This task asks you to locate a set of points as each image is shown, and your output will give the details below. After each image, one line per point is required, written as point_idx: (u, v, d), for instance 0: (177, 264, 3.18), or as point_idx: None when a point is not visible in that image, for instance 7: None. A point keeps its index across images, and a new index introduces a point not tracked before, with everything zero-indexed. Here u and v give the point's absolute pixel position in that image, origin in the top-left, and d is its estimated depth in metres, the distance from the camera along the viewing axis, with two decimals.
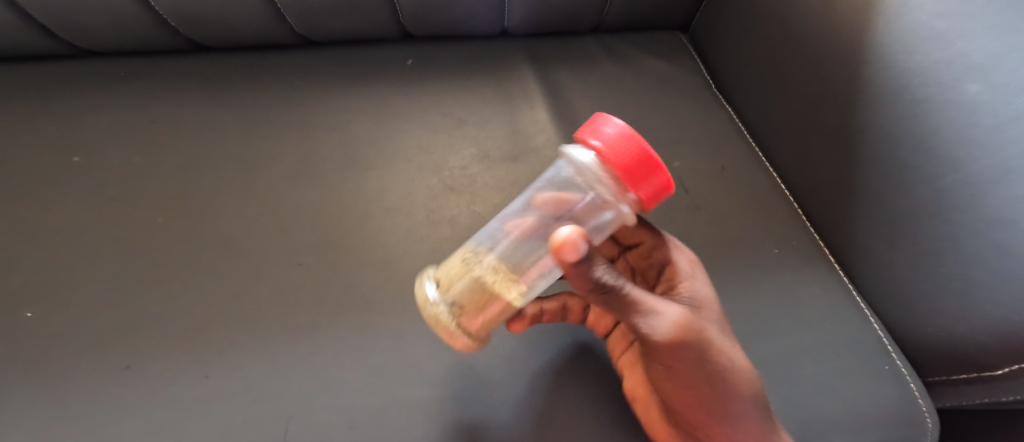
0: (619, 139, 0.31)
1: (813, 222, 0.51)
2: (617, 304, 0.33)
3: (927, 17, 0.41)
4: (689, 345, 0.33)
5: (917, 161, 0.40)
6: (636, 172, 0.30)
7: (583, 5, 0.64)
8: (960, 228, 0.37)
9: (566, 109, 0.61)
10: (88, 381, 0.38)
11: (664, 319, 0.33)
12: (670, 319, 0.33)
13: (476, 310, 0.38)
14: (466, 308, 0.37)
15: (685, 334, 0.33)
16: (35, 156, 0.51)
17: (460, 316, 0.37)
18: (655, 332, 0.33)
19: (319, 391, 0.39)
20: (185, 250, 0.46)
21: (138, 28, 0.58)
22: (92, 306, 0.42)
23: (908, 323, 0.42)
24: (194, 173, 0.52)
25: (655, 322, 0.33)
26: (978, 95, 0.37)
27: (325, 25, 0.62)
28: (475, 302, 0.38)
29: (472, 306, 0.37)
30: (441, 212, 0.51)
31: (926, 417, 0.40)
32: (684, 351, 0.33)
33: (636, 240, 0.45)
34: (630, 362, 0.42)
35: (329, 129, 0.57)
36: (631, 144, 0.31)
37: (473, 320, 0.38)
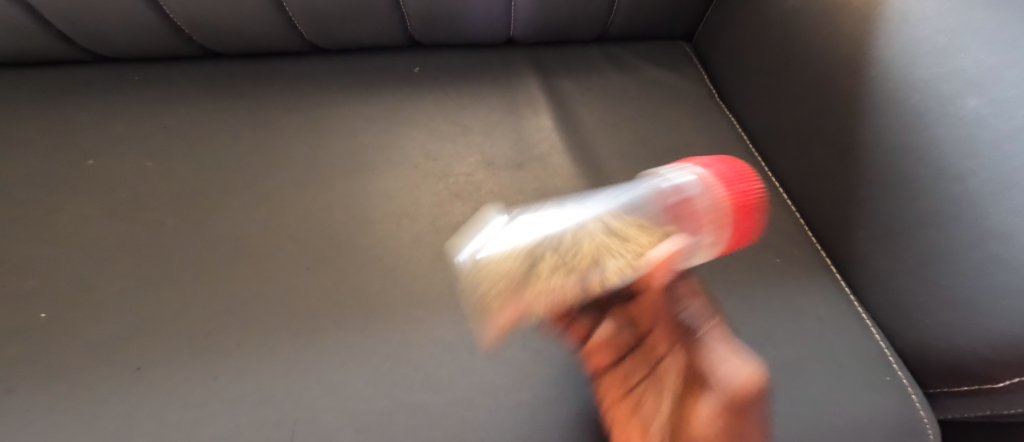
0: (726, 178, 0.37)
1: (815, 233, 0.52)
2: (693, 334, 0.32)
3: (927, 33, 0.41)
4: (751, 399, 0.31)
5: (919, 174, 0.41)
6: (742, 206, 0.35)
7: (588, 14, 0.65)
8: (959, 240, 0.38)
9: (570, 118, 0.61)
10: (98, 381, 0.39)
11: (737, 365, 0.31)
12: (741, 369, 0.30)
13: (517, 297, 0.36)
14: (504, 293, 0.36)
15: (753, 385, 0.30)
16: (49, 160, 0.52)
17: (506, 308, 0.37)
18: (724, 370, 0.31)
19: (324, 395, 0.40)
20: (194, 254, 0.47)
21: (151, 35, 0.59)
22: (103, 308, 0.43)
23: (910, 334, 0.43)
24: (204, 177, 0.53)
25: (730, 364, 0.31)
26: (977, 110, 0.37)
27: (335, 33, 0.63)
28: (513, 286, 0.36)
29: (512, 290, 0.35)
30: (446, 218, 0.51)
31: (927, 429, 0.41)
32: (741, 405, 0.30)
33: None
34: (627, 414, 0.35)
35: (337, 136, 0.58)
36: (750, 180, 0.38)
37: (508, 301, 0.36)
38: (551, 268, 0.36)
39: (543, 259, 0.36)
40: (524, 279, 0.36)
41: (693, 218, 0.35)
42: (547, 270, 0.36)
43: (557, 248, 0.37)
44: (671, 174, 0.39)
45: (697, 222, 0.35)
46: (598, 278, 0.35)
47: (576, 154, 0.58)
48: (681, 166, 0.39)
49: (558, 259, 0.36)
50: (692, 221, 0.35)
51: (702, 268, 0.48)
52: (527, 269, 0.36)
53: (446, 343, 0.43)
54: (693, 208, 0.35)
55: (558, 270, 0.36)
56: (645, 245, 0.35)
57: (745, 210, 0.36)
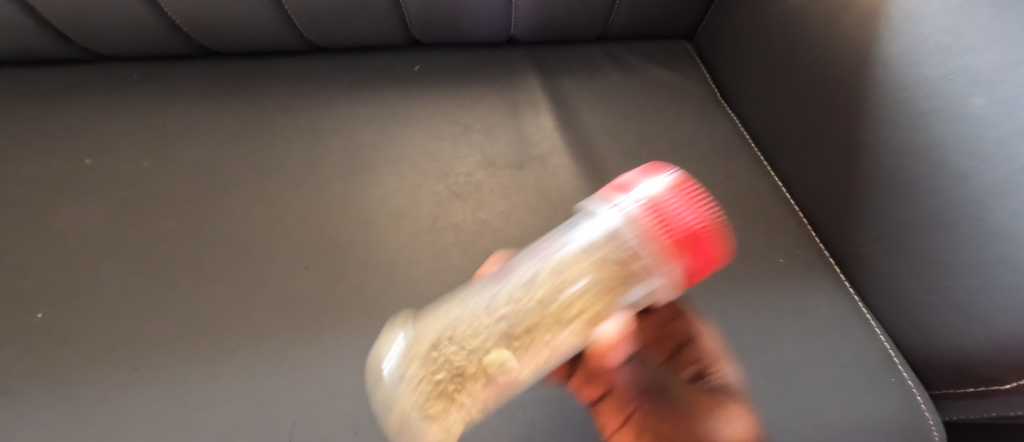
0: (668, 200, 0.26)
1: (818, 233, 0.51)
2: (662, 402, 0.27)
3: (932, 31, 0.41)
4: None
5: (924, 174, 0.40)
6: (684, 237, 0.25)
7: (589, 13, 0.65)
8: (966, 241, 0.37)
9: (571, 117, 0.61)
10: (94, 383, 0.39)
11: (721, 424, 0.27)
12: (724, 428, 0.27)
13: (459, 403, 0.26)
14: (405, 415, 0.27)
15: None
16: (47, 159, 0.52)
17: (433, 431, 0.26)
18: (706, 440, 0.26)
19: (322, 396, 0.39)
20: (192, 254, 0.47)
21: (150, 34, 0.59)
22: (100, 308, 0.43)
23: (915, 335, 0.42)
24: (203, 177, 0.52)
25: (715, 420, 0.27)
26: (983, 109, 0.36)
27: (334, 32, 0.63)
28: (445, 420, 0.26)
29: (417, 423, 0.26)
30: (446, 218, 0.51)
31: (932, 429, 0.40)
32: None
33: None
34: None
35: (336, 135, 0.57)
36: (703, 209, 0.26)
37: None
38: (484, 360, 0.25)
39: (476, 373, 0.25)
40: (442, 392, 0.26)
41: (644, 265, 0.24)
42: (492, 363, 0.25)
43: (485, 333, 0.26)
44: (599, 209, 0.27)
45: (651, 261, 0.24)
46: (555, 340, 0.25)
47: (578, 154, 0.57)
48: (626, 188, 0.27)
49: (498, 331, 0.25)
50: (644, 267, 0.24)
51: None
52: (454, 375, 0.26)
53: None
54: (622, 258, 0.25)
55: (507, 352, 0.25)
56: (575, 284, 0.25)
57: (686, 246, 0.24)
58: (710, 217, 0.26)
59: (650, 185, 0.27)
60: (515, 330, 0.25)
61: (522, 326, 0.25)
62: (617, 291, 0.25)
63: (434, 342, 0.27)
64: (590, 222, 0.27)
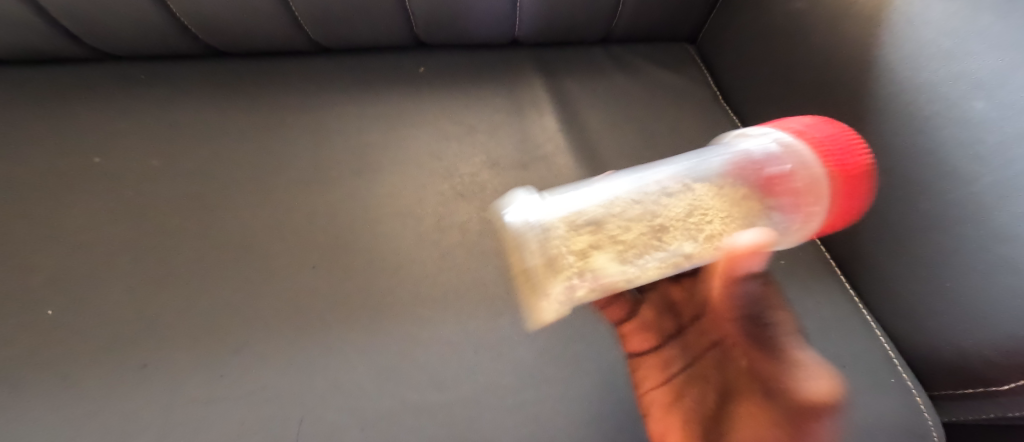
0: (805, 140, 0.31)
1: (819, 234, 0.52)
2: (771, 342, 0.31)
3: (932, 35, 0.41)
4: (824, 421, 0.29)
5: (924, 176, 0.41)
6: (841, 170, 0.29)
7: (593, 15, 0.65)
8: (965, 243, 0.38)
9: (575, 118, 0.61)
10: (104, 379, 0.39)
11: (820, 380, 0.29)
12: (821, 373, 0.30)
13: (588, 260, 0.28)
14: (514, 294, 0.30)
15: (832, 405, 0.29)
16: (55, 157, 0.52)
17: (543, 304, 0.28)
18: (806, 384, 0.29)
19: (329, 393, 0.40)
20: (200, 251, 0.47)
21: (158, 34, 0.60)
22: (108, 305, 0.43)
23: (914, 336, 0.43)
24: (211, 176, 0.53)
25: (807, 377, 0.29)
26: (982, 113, 0.37)
27: (340, 33, 0.63)
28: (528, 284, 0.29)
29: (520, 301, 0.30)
30: (452, 218, 0.51)
31: (932, 430, 0.41)
32: (806, 425, 0.29)
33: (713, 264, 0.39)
34: (661, 401, 0.38)
35: (342, 135, 0.58)
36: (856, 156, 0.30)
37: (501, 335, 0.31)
38: (621, 238, 0.29)
39: (574, 258, 0.28)
40: (559, 263, 0.28)
41: (789, 200, 0.30)
42: (625, 240, 0.29)
43: (643, 216, 0.30)
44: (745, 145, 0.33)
45: (796, 197, 0.30)
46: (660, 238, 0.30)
47: (582, 155, 0.58)
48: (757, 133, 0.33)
49: (610, 214, 0.31)
50: (785, 201, 0.30)
51: None
52: (576, 242, 0.29)
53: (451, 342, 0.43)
54: (769, 180, 0.30)
55: (613, 253, 0.29)
56: (707, 191, 0.31)
57: (846, 181, 0.29)
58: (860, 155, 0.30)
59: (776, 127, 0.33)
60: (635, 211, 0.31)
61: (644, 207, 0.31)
62: (749, 206, 0.30)
63: (586, 209, 0.31)
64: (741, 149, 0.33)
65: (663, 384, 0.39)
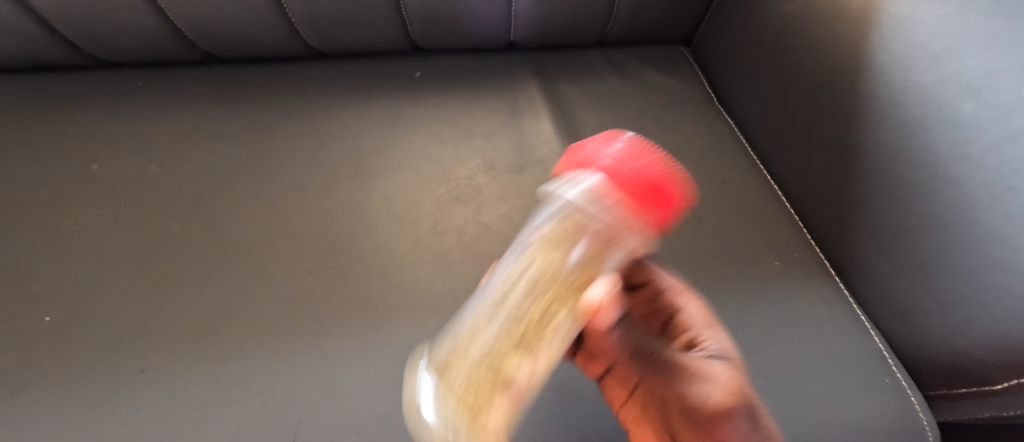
0: (627, 153, 0.29)
1: (814, 235, 0.52)
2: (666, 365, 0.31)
3: (923, 37, 0.41)
4: (736, 422, 0.29)
5: (916, 177, 0.41)
6: (642, 186, 0.28)
7: (588, 19, 0.66)
8: (957, 243, 0.38)
9: (570, 122, 0.62)
10: (101, 384, 0.39)
11: (714, 387, 0.30)
12: (721, 380, 0.31)
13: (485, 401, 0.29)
14: (519, 335, 0.29)
15: (731, 407, 0.30)
16: (54, 164, 0.53)
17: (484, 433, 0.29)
18: (704, 397, 0.30)
19: (326, 397, 0.40)
20: (198, 256, 0.48)
21: (156, 41, 0.60)
22: (107, 311, 0.43)
23: (908, 336, 0.43)
24: (208, 182, 0.53)
25: (705, 387, 0.30)
26: (973, 114, 0.37)
27: (337, 39, 0.64)
28: (544, 319, 0.29)
29: (531, 339, 0.29)
30: (447, 222, 0.52)
31: (927, 429, 0.41)
32: (718, 434, 0.29)
33: (647, 277, 0.35)
34: (634, 415, 0.35)
35: (338, 140, 0.58)
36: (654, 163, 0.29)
37: (505, 393, 0.29)
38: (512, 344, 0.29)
39: (576, 284, 0.29)
40: (524, 345, 0.29)
41: (619, 230, 0.28)
42: (512, 347, 0.29)
43: (496, 318, 0.29)
44: (559, 189, 0.30)
45: (623, 226, 0.28)
46: (605, 264, 0.29)
47: None
48: (583, 164, 0.30)
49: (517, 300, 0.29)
50: (620, 233, 0.28)
51: (703, 271, 0.48)
52: (478, 384, 0.29)
53: None
54: (599, 229, 0.28)
55: (523, 352, 0.29)
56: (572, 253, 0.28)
57: (638, 194, 0.28)
58: (665, 165, 0.30)
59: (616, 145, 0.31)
60: (576, 241, 0.28)
61: (591, 241, 0.28)
62: (600, 256, 0.28)
63: (532, 245, 0.29)
64: (561, 194, 0.30)
65: None
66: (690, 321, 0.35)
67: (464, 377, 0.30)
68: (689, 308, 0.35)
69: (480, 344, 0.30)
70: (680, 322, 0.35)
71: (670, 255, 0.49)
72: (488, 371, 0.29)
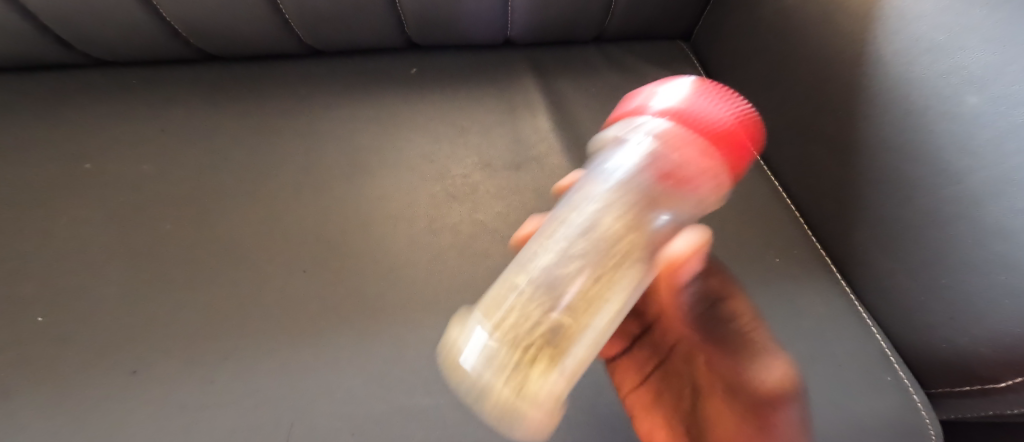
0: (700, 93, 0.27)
1: (815, 232, 0.52)
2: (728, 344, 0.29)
3: (926, 29, 0.41)
4: (788, 412, 0.27)
5: (919, 172, 0.40)
6: (715, 139, 0.25)
7: (586, 14, 0.65)
8: (960, 240, 0.37)
9: (568, 118, 0.61)
10: (94, 385, 0.39)
11: (771, 373, 0.27)
12: (776, 365, 0.27)
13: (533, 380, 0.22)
14: (554, 321, 0.22)
15: (786, 394, 0.27)
16: (47, 163, 0.52)
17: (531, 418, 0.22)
18: (759, 379, 0.27)
19: (320, 398, 0.40)
20: (192, 256, 0.47)
21: (150, 39, 0.60)
22: (99, 311, 0.43)
23: (910, 334, 0.42)
24: (203, 180, 0.53)
25: (762, 372, 0.27)
26: (976, 108, 0.36)
27: (332, 36, 0.63)
28: (592, 301, 0.23)
29: (576, 324, 0.23)
30: (444, 219, 0.51)
31: (929, 429, 0.40)
32: (769, 420, 0.27)
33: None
34: (646, 403, 0.38)
35: (333, 137, 0.57)
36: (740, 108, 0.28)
37: (558, 366, 0.22)
38: (558, 327, 0.22)
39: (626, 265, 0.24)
40: (560, 336, 0.22)
41: (673, 193, 0.25)
42: (553, 336, 0.22)
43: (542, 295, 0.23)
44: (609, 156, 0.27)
45: (695, 173, 0.25)
46: (653, 233, 0.25)
47: (576, 155, 0.57)
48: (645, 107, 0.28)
49: (553, 287, 0.23)
50: (667, 197, 0.25)
51: None
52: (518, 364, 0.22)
53: None
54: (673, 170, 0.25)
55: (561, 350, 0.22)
56: (620, 218, 0.25)
57: (723, 145, 0.25)
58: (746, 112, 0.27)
59: (673, 94, 0.27)
60: (647, 209, 0.25)
61: (633, 218, 0.25)
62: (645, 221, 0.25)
63: (589, 226, 0.24)
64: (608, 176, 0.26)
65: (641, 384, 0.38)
66: (743, 308, 0.30)
67: (497, 367, 0.22)
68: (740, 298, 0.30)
69: (505, 306, 0.23)
70: (730, 308, 0.30)
71: None
72: (521, 353, 0.22)
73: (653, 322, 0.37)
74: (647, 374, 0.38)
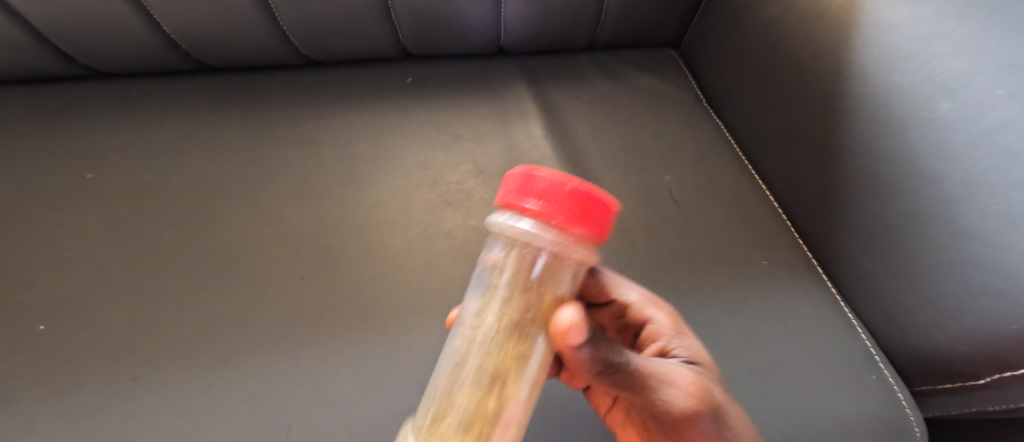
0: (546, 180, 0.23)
1: (800, 234, 0.53)
2: None
3: (901, 39, 0.42)
4: (702, 421, 0.30)
5: (897, 176, 0.41)
6: (576, 201, 0.22)
7: (577, 23, 0.66)
8: (937, 241, 0.38)
9: (559, 125, 0.62)
10: (95, 391, 0.40)
11: (676, 390, 0.30)
12: (684, 390, 0.30)
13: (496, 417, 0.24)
14: (499, 363, 0.24)
15: (697, 412, 0.30)
16: (48, 174, 0.53)
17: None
18: (669, 405, 0.30)
19: (318, 402, 0.41)
20: (191, 263, 0.48)
21: (149, 52, 0.61)
22: (101, 320, 0.44)
23: (893, 333, 0.43)
24: (202, 189, 0.54)
25: (668, 390, 0.30)
26: (948, 114, 0.38)
27: (329, 47, 0.64)
28: (530, 325, 0.25)
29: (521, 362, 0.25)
30: (438, 226, 0.52)
31: (914, 427, 0.41)
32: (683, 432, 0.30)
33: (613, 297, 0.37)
34: (619, 418, 0.38)
35: (330, 145, 0.59)
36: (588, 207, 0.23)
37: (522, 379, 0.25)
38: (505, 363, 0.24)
39: (532, 305, 0.25)
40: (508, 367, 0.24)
41: (558, 250, 0.23)
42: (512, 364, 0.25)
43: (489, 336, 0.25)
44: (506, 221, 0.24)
45: (564, 247, 0.23)
46: (557, 290, 0.26)
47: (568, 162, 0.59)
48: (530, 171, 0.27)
49: (490, 336, 0.25)
50: (562, 251, 0.23)
51: (691, 272, 0.49)
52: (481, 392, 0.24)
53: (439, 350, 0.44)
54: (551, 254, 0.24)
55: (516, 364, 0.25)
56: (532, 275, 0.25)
57: (577, 214, 0.22)
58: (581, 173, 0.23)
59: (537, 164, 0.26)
60: (542, 267, 0.25)
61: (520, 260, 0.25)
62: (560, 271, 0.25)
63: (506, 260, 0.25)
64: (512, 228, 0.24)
65: (612, 404, 0.38)
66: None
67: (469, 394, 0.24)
68: (657, 321, 0.33)
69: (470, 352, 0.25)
70: None
71: (657, 256, 0.50)
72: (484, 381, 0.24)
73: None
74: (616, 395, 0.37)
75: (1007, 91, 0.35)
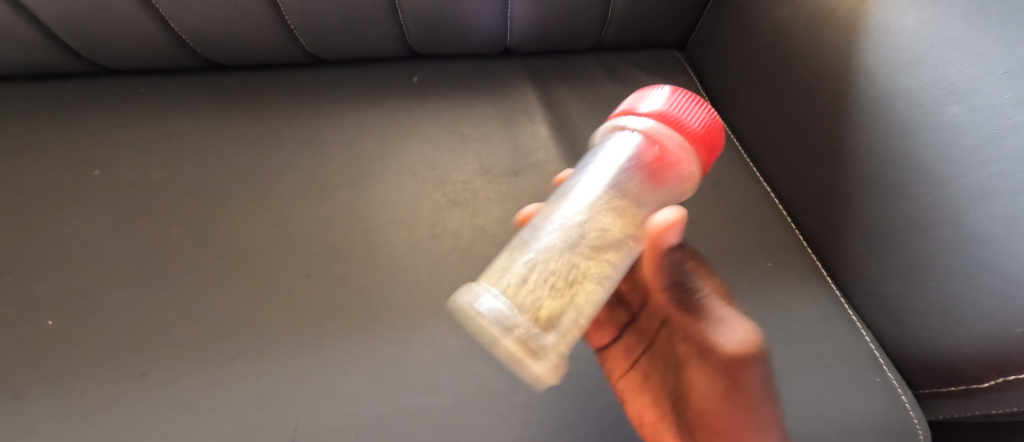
0: (679, 104, 0.31)
1: (805, 237, 0.53)
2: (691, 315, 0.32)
3: (909, 41, 0.42)
4: (754, 369, 0.29)
5: (903, 178, 0.42)
6: (693, 136, 0.29)
7: (583, 24, 0.66)
8: (943, 244, 0.39)
9: (566, 125, 0.63)
10: (104, 386, 0.40)
11: (734, 335, 0.29)
12: (737, 334, 0.29)
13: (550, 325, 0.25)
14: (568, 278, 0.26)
15: (751, 356, 0.29)
16: (57, 170, 0.53)
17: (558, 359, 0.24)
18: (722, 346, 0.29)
19: (325, 399, 0.41)
20: (199, 260, 0.48)
21: (157, 49, 0.61)
22: (109, 315, 0.44)
23: (897, 335, 0.44)
24: (210, 186, 0.54)
25: (727, 332, 0.30)
26: (956, 118, 0.38)
27: (336, 46, 0.65)
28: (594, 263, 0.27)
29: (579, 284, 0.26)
30: (445, 225, 0.52)
31: (917, 428, 0.41)
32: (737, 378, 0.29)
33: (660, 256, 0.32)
34: (635, 384, 0.41)
35: (337, 143, 0.59)
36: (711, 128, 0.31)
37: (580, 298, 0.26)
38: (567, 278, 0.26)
39: (623, 235, 0.28)
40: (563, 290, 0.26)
41: (645, 179, 0.30)
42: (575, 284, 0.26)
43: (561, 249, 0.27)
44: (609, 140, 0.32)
45: (662, 165, 0.29)
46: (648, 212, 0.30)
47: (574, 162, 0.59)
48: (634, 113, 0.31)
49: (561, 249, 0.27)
50: (644, 182, 0.30)
51: None
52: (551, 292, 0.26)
53: (445, 348, 0.44)
54: (648, 172, 0.29)
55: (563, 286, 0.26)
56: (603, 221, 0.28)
57: (700, 141, 0.29)
58: (712, 119, 0.31)
59: (652, 102, 0.31)
60: (626, 201, 0.29)
61: (629, 196, 0.29)
62: (636, 220, 0.29)
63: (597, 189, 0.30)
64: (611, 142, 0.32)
65: (629, 370, 0.42)
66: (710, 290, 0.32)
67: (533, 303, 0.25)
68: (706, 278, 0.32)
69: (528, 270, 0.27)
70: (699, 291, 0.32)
71: None
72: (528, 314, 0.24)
73: (633, 316, 0.41)
74: (635, 359, 0.41)
75: (1015, 96, 0.34)
